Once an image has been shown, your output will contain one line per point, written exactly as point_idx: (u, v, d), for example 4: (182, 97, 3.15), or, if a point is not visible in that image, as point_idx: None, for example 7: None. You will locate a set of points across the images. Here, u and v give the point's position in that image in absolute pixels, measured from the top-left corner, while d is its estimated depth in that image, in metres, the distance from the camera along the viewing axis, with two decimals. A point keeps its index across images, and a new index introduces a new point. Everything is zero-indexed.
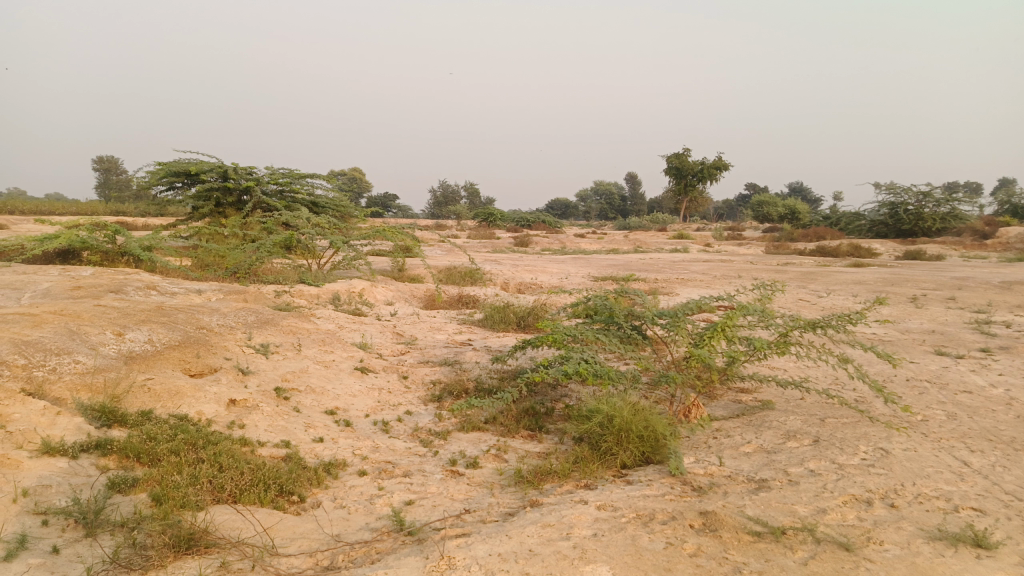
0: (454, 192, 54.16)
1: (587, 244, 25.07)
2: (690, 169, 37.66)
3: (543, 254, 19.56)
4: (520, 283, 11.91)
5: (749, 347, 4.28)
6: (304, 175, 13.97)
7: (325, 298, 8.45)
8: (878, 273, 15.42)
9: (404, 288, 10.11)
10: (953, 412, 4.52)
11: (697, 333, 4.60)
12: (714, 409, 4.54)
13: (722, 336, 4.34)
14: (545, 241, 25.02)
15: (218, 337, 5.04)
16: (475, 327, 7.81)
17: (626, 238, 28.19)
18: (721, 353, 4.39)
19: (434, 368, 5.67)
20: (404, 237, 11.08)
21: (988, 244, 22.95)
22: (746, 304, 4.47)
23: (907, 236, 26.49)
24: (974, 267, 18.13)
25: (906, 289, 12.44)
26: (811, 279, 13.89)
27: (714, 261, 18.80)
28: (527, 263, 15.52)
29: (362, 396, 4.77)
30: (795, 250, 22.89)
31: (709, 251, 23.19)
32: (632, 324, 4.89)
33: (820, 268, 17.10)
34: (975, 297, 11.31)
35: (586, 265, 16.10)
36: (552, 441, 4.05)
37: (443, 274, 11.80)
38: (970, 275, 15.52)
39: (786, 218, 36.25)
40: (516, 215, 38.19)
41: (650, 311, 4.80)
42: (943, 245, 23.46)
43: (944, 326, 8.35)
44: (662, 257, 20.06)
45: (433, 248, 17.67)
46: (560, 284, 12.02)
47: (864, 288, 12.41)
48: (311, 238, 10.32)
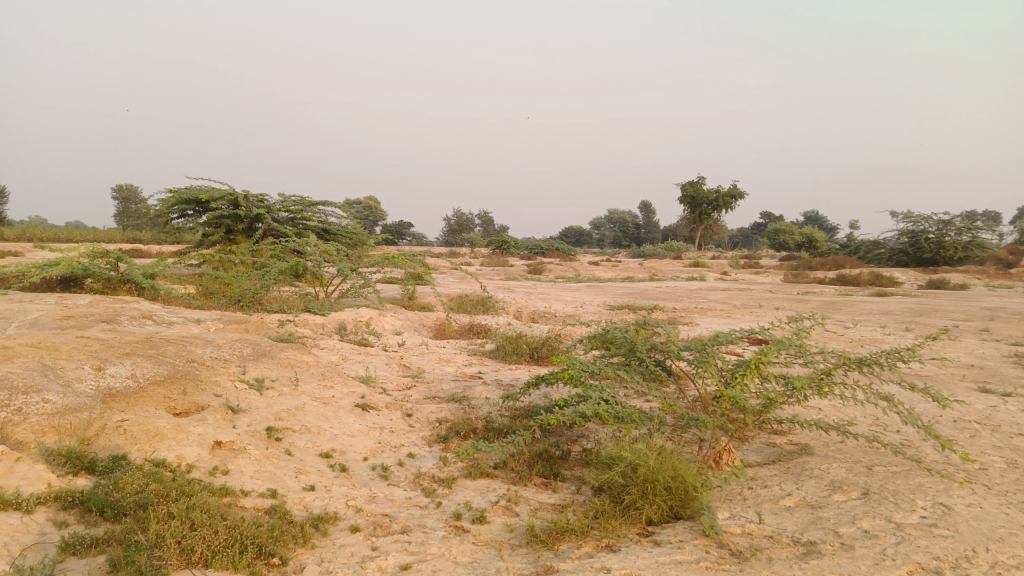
0: (468, 221, 54.15)
1: (602, 272, 24.73)
2: (704, 198, 37.33)
3: (558, 283, 19.22)
4: (533, 312, 11.56)
5: (786, 387, 3.88)
6: (315, 202, 13.76)
7: (330, 328, 8.13)
8: (903, 303, 14.92)
9: (413, 317, 9.76)
10: (1013, 459, 4.06)
11: (727, 370, 4.20)
12: (746, 454, 4.14)
13: (755, 374, 3.94)
14: (559, 270, 24.72)
15: (209, 371, 4.70)
16: (486, 359, 7.44)
17: (641, 266, 27.82)
18: (754, 392, 3.98)
19: (440, 404, 5.29)
20: (413, 265, 10.75)
21: (1013, 273, 22.36)
22: (781, 338, 4.07)
23: (929, 265, 25.92)
24: (1001, 296, 17.56)
25: (935, 319, 11.94)
26: (835, 309, 13.41)
27: (732, 290, 18.35)
28: (541, 292, 15.16)
29: (361, 437, 4.39)
30: (815, 279, 22.39)
31: (726, 280, 22.73)
32: (655, 359, 4.50)
33: (842, 297, 16.61)
34: (1009, 329, 10.80)
35: (601, 293, 15.71)
36: (568, 490, 3.65)
37: (455, 302, 11.46)
38: (999, 305, 14.99)
39: (803, 247, 35.74)
40: (529, 243, 37.98)
41: (674, 345, 4.41)
42: (967, 273, 22.88)
43: (983, 360, 7.88)
44: (678, 286, 19.66)
45: (446, 276, 17.38)
46: (575, 314, 11.63)
47: (891, 318, 11.93)
48: (318, 265, 10.03)
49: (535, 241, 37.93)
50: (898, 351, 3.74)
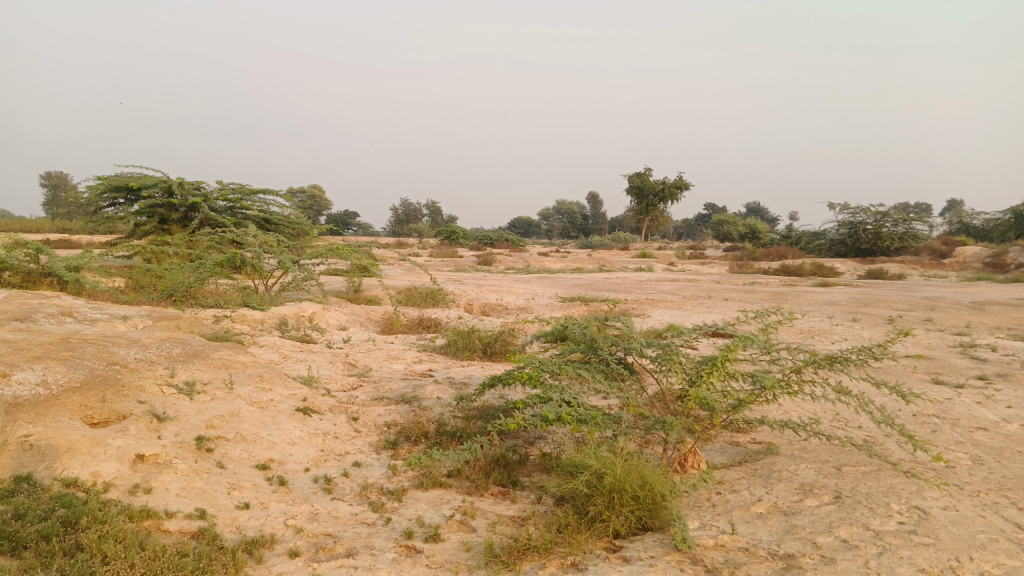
0: (415, 211, 53.40)
1: (551, 263, 24.62)
2: (651, 189, 37.55)
3: (508, 274, 18.98)
4: (484, 305, 11.29)
5: (754, 386, 3.70)
6: (256, 191, 13.17)
7: (270, 324, 7.71)
8: (846, 294, 15.17)
9: (359, 311, 9.37)
10: (978, 455, 3.98)
11: (692, 368, 3.99)
12: (711, 455, 3.97)
13: (721, 372, 3.75)
14: (508, 260, 24.49)
15: (133, 375, 4.29)
16: (437, 355, 7.15)
17: (591, 257, 27.80)
18: (721, 392, 3.78)
19: (389, 406, 4.98)
20: (359, 256, 10.33)
21: (946, 263, 23.09)
22: (748, 335, 3.87)
23: (867, 255, 26.59)
24: (937, 286, 18.05)
25: (880, 309, 12.11)
26: (783, 300, 13.51)
27: (681, 281, 18.40)
28: (492, 284, 14.88)
29: (303, 445, 4.07)
30: (760, 270, 22.70)
31: (674, 270, 22.85)
32: (616, 356, 4.27)
33: (788, 288, 16.82)
34: (951, 319, 11.02)
35: (551, 285, 15.53)
36: (528, 500, 3.41)
37: (403, 295, 11.10)
38: (937, 295, 15.38)
39: (747, 238, 36.34)
40: (478, 233, 37.64)
41: (637, 342, 4.18)
42: (903, 264, 23.52)
43: (930, 351, 7.95)
44: (628, 277, 19.65)
45: (393, 267, 16.95)
46: (527, 306, 11.41)
47: (838, 309, 12.06)
48: (257, 257, 9.53)
49: (484, 232, 37.59)
50: (872, 347, 3.56)
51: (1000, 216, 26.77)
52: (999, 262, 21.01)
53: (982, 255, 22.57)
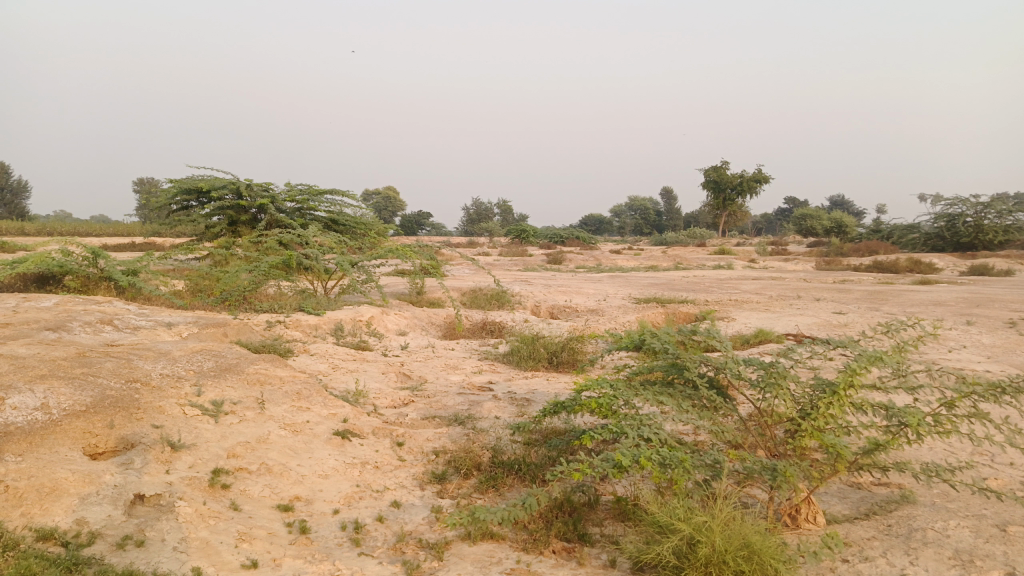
0: (487, 210, 53.26)
1: (624, 261, 23.76)
2: (728, 183, 36.01)
3: (579, 273, 18.27)
4: (553, 308, 10.66)
5: (889, 422, 2.90)
6: (323, 191, 12.87)
7: (324, 330, 7.27)
8: (952, 292, 13.76)
9: (420, 314, 8.86)
10: None
11: (804, 395, 3.21)
12: (828, 505, 3.21)
13: (842, 404, 2.97)
14: (579, 259, 23.78)
15: (153, 395, 3.83)
16: (499, 364, 6.54)
17: (666, 254, 26.78)
18: (842, 429, 3.00)
19: (438, 428, 4.39)
20: (420, 256, 9.84)
21: None
22: (877, 354, 3.07)
23: (968, 250, 24.53)
24: None
25: (995, 311, 10.81)
26: (880, 300, 12.31)
27: (764, 279, 17.22)
28: (562, 283, 14.21)
29: (336, 479, 3.51)
30: (850, 266, 21.22)
31: (755, 268, 21.63)
32: (706, 377, 3.50)
33: (884, 286, 15.48)
34: None
35: (625, 284, 14.75)
36: (599, 564, 2.73)
37: (468, 296, 10.55)
38: None
39: (833, 232, 34.44)
40: (549, 231, 36.92)
41: (732, 359, 3.41)
42: (1009, 258, 21.59)
43: None
44: (706, 275, 18.62)
45: (461, 268, 16.50)
46: (598, 308, 10.70)
47: (946, 310, 10.82)
48: (315, 258, 9.13)
49: (554, 229, 36.85)
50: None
51: None
52: None
53: None
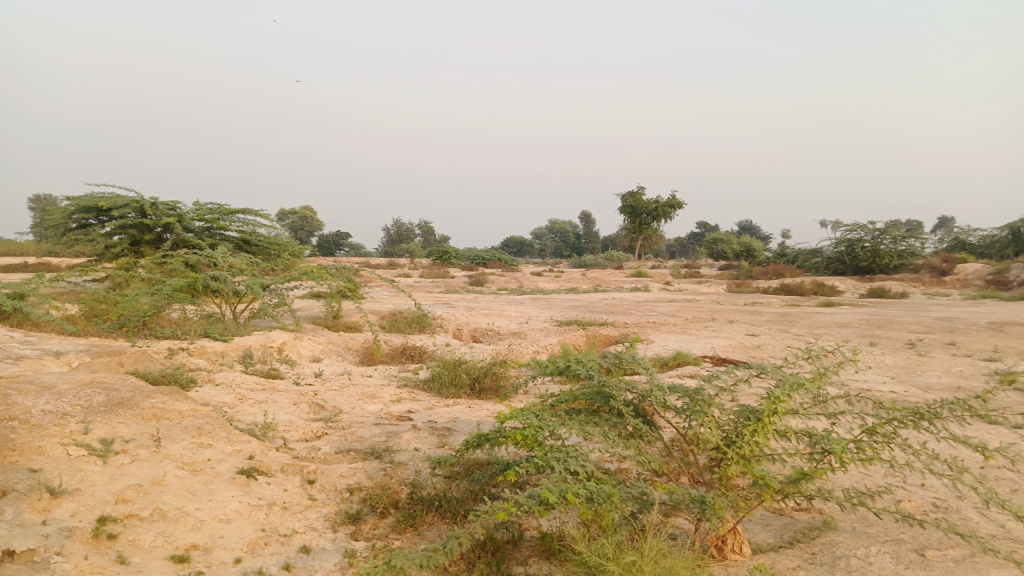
0: (407, 231, 52.80)
1: (545, 283, 23.89)
2: (644, 208, 36.94)
3: (500, 295, 18.22)
4: (474, 331, 10.52)
5: (812, 449, 2.89)
6: (234, 210, 12.34)
7: (232, 357, 6.88)
8: (855, 314, 14.42)
9: (336, 339, 8.53)
10: None
11: (729, 422, 3.17)
12: (753, 534, 3.17)
13: (766, 432, 2.94)
14: (501, 281, 23.77)
15: (31, 434, 3.45)
16: (419, 392, 6.34)
17: (585, 277, 27.12)
18: (767, 457, 2.97)
19: (353, 462, 4.15)
20: (336, 279, 9.52)
21: (947, 280, 22.52)
22: (799, 380, 3.07)
23: (866, 273, 25.93)
24: (945, 305, 17.40)
25: (895, 332, 11.37)
26: (790, 322, 12.76)
27: (680, 301, 17.61)
28: (483, 306, 14.08)
29: (239, 523, 3.23)
30: (759, 289, 22.04)
31: (671, 291, 22.15)
32: (631, 405, 3.42)
33: (793, 308, 16.09)
34: (975, 342, 10.26)
35: (546, 307, 14.77)
36: None
37: (387, 320, 10.27)
38: (950, 314, 14.66)
39: (744, 256, 35.83)
40: (470, 253, 36.85)
41: (657, 387, 3.34)
42: (904, 281, 22.92)
43: (967, 381, 7.18)
44: (625, 297, 18.92)
45: (380, 290, 16.16)
46: (520, 331, 10.63)
47: (851, 331, 11.30)
48: (224, 281, 8.69)
49: (475, 252, 36.82)
50: (969, 400, 2.84)
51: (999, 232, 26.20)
52: (1001, 280, 21.06)
53: (984, 274, 21.99)
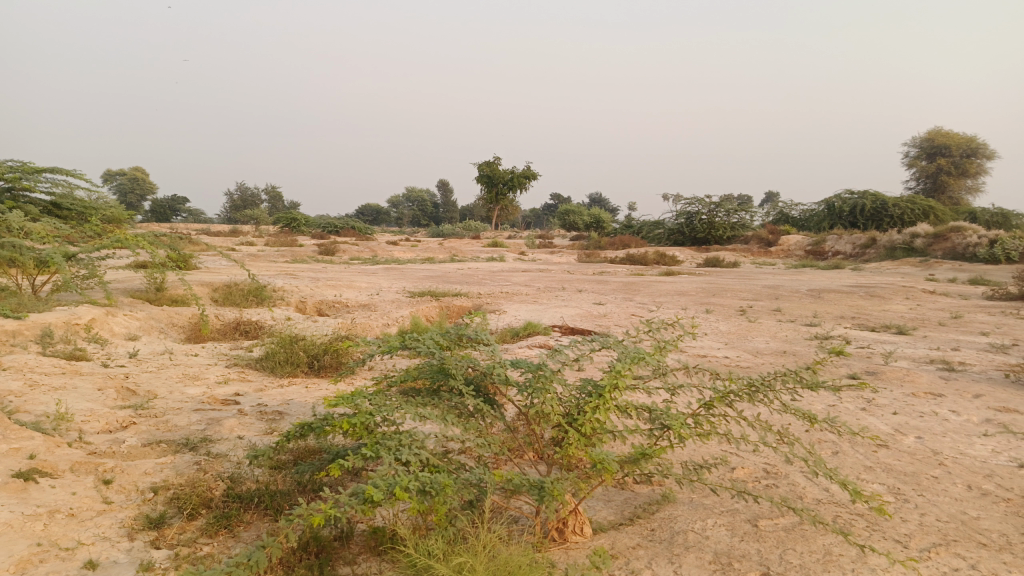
0: (252, 197, 49.90)
1: (399, 252, 23.37)
2: (500, 178, 37.03)
3: (350, 265, 17.56)
4: (319, 304, 9.97)
5: (654, 425, 2.80)
6: (39, 169, 10.85)
7: (26, 337, 5.99)
8: (693, 282, 15.20)
9: (159, 314, 7.72)
10: (895, 486, 3.35)
11: (571, 399, 3.02)
12: (594, 511, 3.07)
13: (608, 410, 2.82)
14: (352, 250, 22.96)
15: None
16: (251, 371, 5.83)
17: (440, 246, 26.85)
18: (609, 435, 2.86)
19: (164, 456, 3.67)
20: (160, 248, 8.60)
21: (773, 250, 24.42)
22: (640, 354, 2.99)
23: (704, 244, 27.59)
24: (771, 273, 18.82)
25: (729, 299, 12.07)
26: (635, 291, 13.22)
27: (533, 271, 17.78)
28: (329, 276, 13.44)
29: (9, 538, 2.70)
30: (608, 259, 22.78)
31: (525, 260, 22.41)
32: (473, 383, 3.17)
33: (638, 277, 16.74)
34: (797, 308, 11.08)
35: (398, 277, 14.38)
36: None
37: (220, 292, 9.48)
38: (775, 282, 15.83)
39: (594, 226, 37.06)
40: (321, 220, 35.39)
41: (499, 363, 3.12)
42: (736, 251, 24.59)
43: (791, 346, 7.67)
44: (479, 266, 18.84)
45: (218, 260, 15.02)
46: (369, 302, 10.22)
47: (689, 299, 11.87)
48: (20, 250, 7.56)
49: (326, 219, 35.37)
50: (799, 371, 2.90)
51: (816, 207, 28.70)
52: (818, 251, 23.20)
53: (804, 244, 24.06)
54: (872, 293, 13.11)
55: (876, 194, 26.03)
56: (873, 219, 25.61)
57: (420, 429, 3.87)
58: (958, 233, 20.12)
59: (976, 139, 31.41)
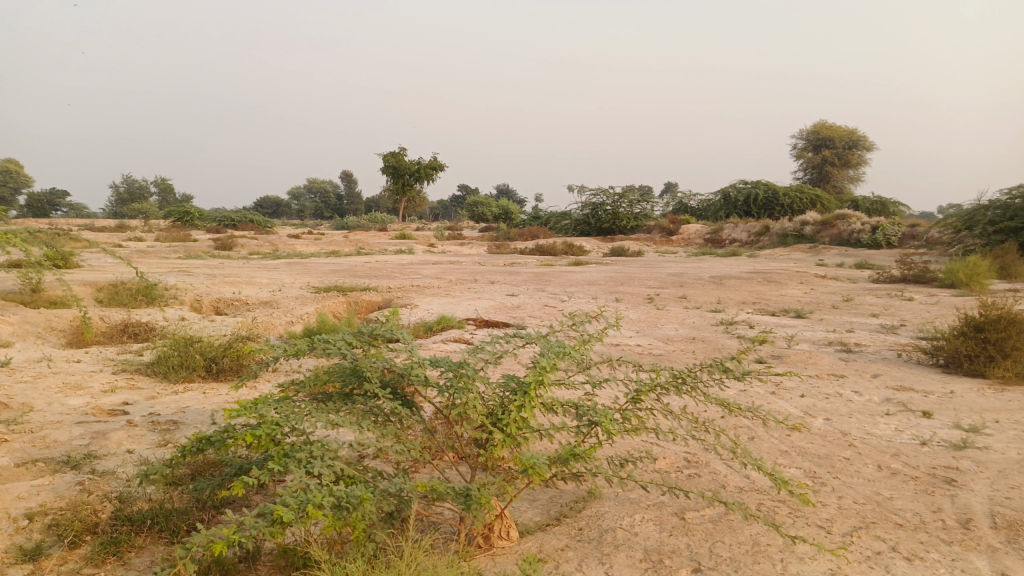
0: (141, 191, 47.08)
1: (302, 246, 22.58)
2: (406, 169, 36.43)
3: (250, 260, 16.79)
4: (217, 302, 9.43)
5: (581, 422, 2.71)
6: None
7: None
8: (601, 272, 15.40)
9: (35, 318, 7.05)
10: (811, 469, 3.40)
11: (495, 398, 2.89)
12: (519, 512, 2.96)
13: (533, 409, 2.71)
14: (252, 244, 21.98)
15: None
16: (141, 378, 5.40)
17: (344, 239, 26.12)
18: (535, 433, 2.74)
19: (41, 477, 3.29)
20: (35, 245, 7.86)
21: (675, 239, 25.14)
22: (564, 348, 2.88)
23: (609, 234, 28.10)
24: (674, 261, 19.35)
25: (637, 288, 12.27)
26: (545, 281, 13.23)
27: (442, 263, 17.53)
28: (227, 273, 12.76)
29: None
30: (517, 250, 22.81)
31: (434, 252, 22.12)
32: (390, 386, 2.98)
33: (547, 267, 16.84)
34: (701, 295, 11.38)
35: (302, 272, 13.85)
36: None
37: (105, 292, 8.79)
38: (679, 270, 16.26)
39: (501, 217, 37.09)
40: (217, 214, 33.78)
41: (418, 363, 2.94)
42: (640, 240, 25.17)
43: (699, 332, 7.83)
44: (387, 259, 18.41)
45: (103, 257, 14.00)
46: (272, 299, 9.75)
47: (599, 289, 11.98)
48: None
49: (223, 212, 33.81)
50: (723, 361, 2.88)
51: (714, 197, 29.77)
52: (716, 239, 24.06)
53: (703, 233, 24.91)
54: (769, 279, 13.66)
55: (768, 184, 27.24)
56: (766, 207, 26.80)
57: (330, 436, 3.65)
58: (844, 221, 21.30)
59: (857, 132, 33.38)
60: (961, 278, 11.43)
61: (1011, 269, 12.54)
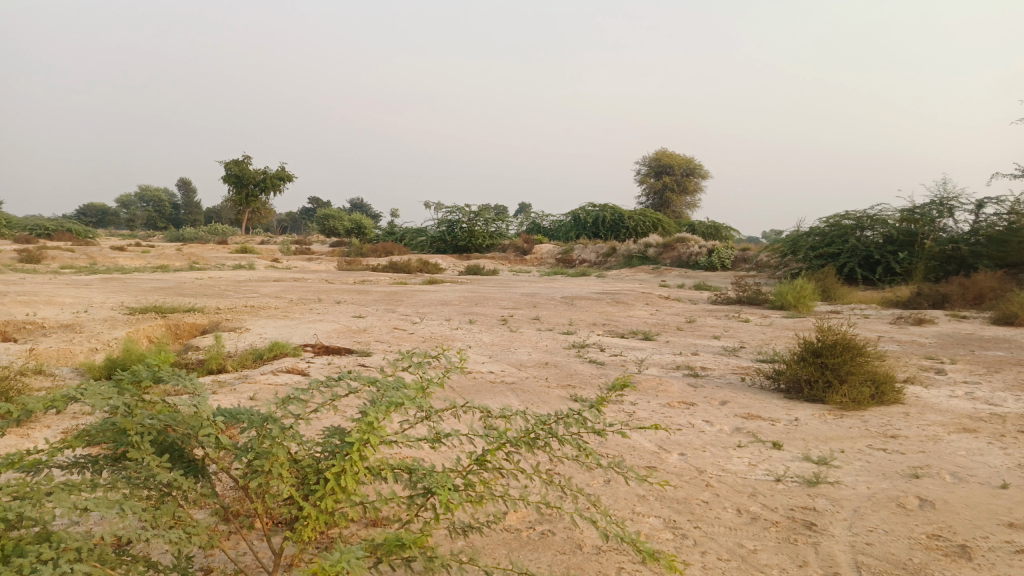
0: None
1: (127, 260, 20.45)
2: (251, 178, 34.35)
3: (59, 276, 14.82)
4: (5, 326, 8.02)
5: (414, 490, 2.22)
6: None
7: None
8: (454, 292, 15.00)
9: None
10: (671, 517, 3.12)
11: (310, 459, 2.33)
12: None
13: (356, 476, 2.19)
14: (66, 257, 19.58)
15: None
16: None
17: (179, 252, 24.03)
18: (357, 505, 2.22)
19: None
20: None
21: (527, 258, 25.33)
22: (399, 397, 2.38)
23: (463, 252, 27.86)
24: (527, 281, 19.40)
25: (489, 308, 11.97)
26: (396, 301, 12.64)
27: (285, 281, 16.38)
28: (23, 290, 11.05)
29: None
30: (368, 266, 21.94)
31: (278, 268, 20.80)
32: (173, 447, 2.33)
33: (399, 286, 16.22)
34: (553, 316, 11.26)
35: (120, 290, 12.33)
36: None
37: None
38: (531, 290, 16.21)
39: (353, 233, 35.87)
40: (28, 222, 30.08)
41: (211, 418, 2.32)
42: (493, 259, 25.11)
43: (551, 356, 7.60)
44: (223, 276, 16.97)
45: None
46: (75, 322, 8.45)
47: (451, 309, 11.56)
48: None
49: (36, 220, 30.18)
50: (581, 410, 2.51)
51: (565, 218, 30.42)
52: (567, 259, 24.46)
53: (555, 253, 25.26)
54: (617, 299, 13.87)
55: (615, 207, 28.19)
56: (612, 229, 27.69)
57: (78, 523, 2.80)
58: (684, 244, 22.36)
59: (693, 161, 35.51)
60: (790, 300, 12.12)
61: (832, 292, 13.51)
